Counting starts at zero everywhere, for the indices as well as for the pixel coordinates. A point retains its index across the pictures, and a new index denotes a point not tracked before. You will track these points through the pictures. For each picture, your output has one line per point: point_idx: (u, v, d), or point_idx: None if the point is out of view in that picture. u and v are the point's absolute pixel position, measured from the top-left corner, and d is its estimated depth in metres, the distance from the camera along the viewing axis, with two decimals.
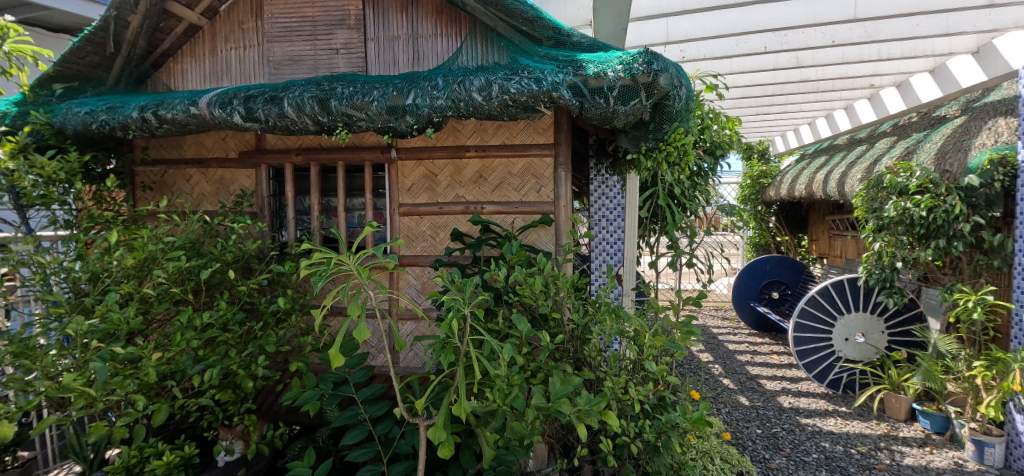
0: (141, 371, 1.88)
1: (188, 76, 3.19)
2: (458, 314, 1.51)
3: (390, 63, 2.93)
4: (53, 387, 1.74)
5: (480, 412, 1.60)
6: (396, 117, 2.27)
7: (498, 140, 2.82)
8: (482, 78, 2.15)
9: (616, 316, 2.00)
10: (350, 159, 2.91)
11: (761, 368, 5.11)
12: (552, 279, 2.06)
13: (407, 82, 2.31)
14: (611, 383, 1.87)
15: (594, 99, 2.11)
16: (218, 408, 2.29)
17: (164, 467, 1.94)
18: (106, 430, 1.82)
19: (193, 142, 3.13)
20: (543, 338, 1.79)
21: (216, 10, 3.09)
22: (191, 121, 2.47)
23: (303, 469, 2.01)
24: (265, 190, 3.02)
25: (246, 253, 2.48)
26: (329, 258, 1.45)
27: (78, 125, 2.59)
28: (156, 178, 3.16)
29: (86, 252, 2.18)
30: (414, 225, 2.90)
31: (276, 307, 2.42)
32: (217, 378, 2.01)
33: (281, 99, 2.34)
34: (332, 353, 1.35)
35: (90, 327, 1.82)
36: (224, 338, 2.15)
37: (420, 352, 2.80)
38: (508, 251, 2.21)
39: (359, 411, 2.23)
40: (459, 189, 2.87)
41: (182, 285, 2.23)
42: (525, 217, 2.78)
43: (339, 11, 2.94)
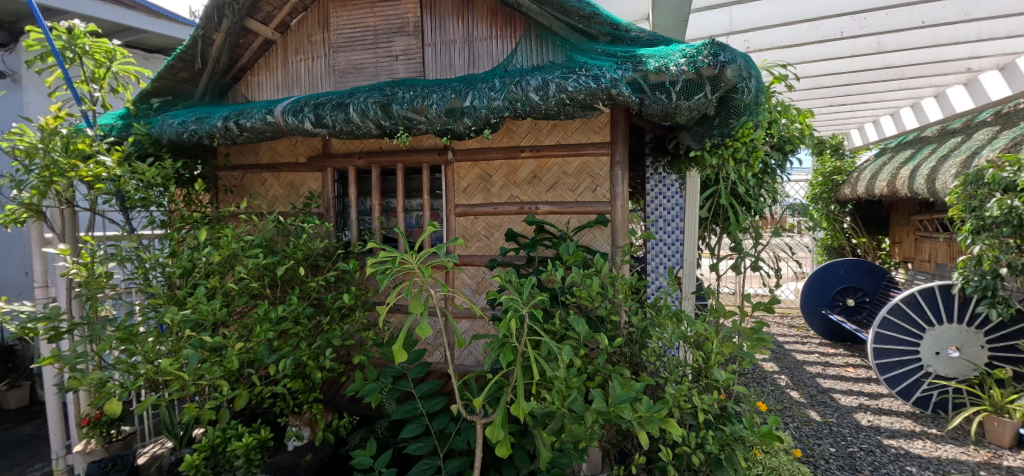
0: (225, 358, 2.04)
1: (263, 87, 3.43)
2: (516, 314, 1.52)
3: (447, 67, 2.99)
4: (152, 371, 1.93)
5: (538, 413, 1.60)
6: (455, 119, 2.32)
7: (553, 139, 2.80)
8: (539, 78, 2.14)
9: (678, 320, 1.94)
10: (408, 161, 3.01)
11: (834, 381, 4.73)
12: (610, 280, 2.02)
13: (465, 85, 2.35)
14: (672, 390, 1.80)
15: (655, 94, 2.03)
16: (289, 396, 2.44)
17: (243, 448, 2.10)
18: (196, 411, 1.99)
19: (268, 148, 3.36)
20: (601, 340, 1.76)
21: (288, 25, 3.31)
22: (267, 129, 2.66)
23: (365, 459, 2.09)
24: (330, 192, 3.18)
25: (314, 251, 2.64)
26: (393, 257, 1.50)
27: (171, 134, 2.85)
28: (236, 182, 3.44)
29: (179, 249, 2.40)
30: (469, 225, 2.95)
31: (342, 302, 2.54)
32: (290, 368, 2.14)
33: (346, 105, 2.46)
34: (396, 349, 1.39)
35: (183, 317, 2.00)
36: (296, 331, 2.30)
37: (476, 351, 2.85)
38: (565, 252, 2.20)
39: (416, 405, 2.30)
40: (514, 189, 2.88)
41: (259, 281, 2.40)
42: (580, 218, 2.75)
43: (399, 19, 3.05)
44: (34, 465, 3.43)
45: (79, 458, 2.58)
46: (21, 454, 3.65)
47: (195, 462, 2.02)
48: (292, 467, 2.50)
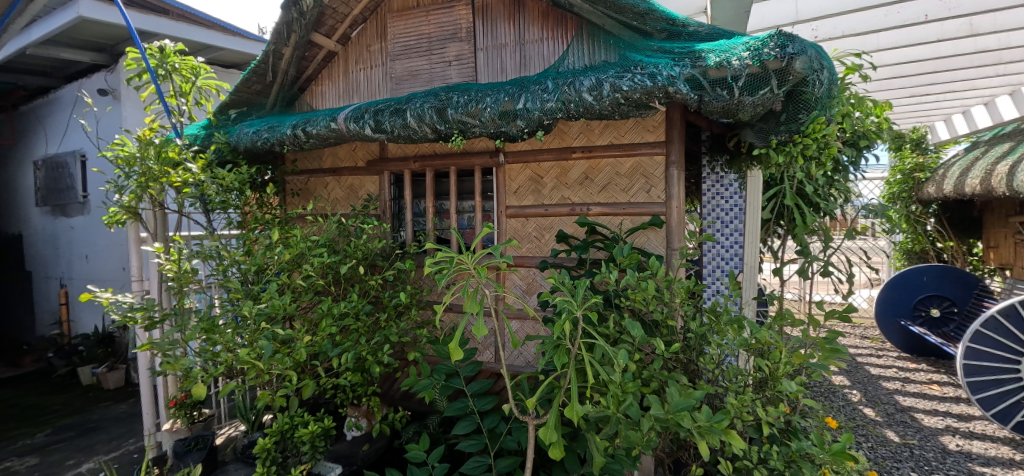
0: (295, 351, 2.17)
1: (326, 96, 3.63)
2: (571, 316, 1.51)
3: (499, 70, 3.03)
4: (232, 359, 2.10)
5: (593, 417, 1.57)
6: (508, 122, 2.34)
7: (605, 140, 2.76)
8: (592, 78, 2.12)
9: (740, 326, 1.84)
10: (461, 164, 3.07)
11: (915, 399, 4.33)
12: (666, 282, 1.96)
13: (518, 87, 2.37)
14: (733, 400, 1.71)
15: (715, 91, 1.96)
16: (349, 389, 2.55)
17: (309, 435, 2.23)
18: (269, 398, 2.13)
19: (330, 153, 3.54)
20: (657, 345, 1.71)
21: (349, 37, 3.49)
22: (331, 135, 2.80)
23: (419, 454, 2.15)
24: (387, 195, 3.30)
25: (373, 251, 2.76)
26: (451, 257, 1.54)
27: (247, 142, 3.08)
28: (302, 186, 3.65)
29: (252, 248, 2.58)
30: (520, 226, 2.97)
31: (399, 300, 2.64)
32: (351, 362, 2.25)
33: (404, 110, 2.55)
34: (452, 346, 1.43)
35: (258, 311, 2.15)
36: (356, 327, 2.40)
37: (526, 352, 2.86)
38: (618, 254, 2.16)
39: (468, 403, 2.34)
40: (565, 190, 2.87)
41: (323, 278, 2.54)
42: (633, 218, 2.70)
43: (453, 25, 3.13)
44: (129, 440, 3.81)
45: (168, 435, 2.85)
46: (118, 429, 4.06)
47: (267, 445, 2.17)
48: (351, 456, 2.63)
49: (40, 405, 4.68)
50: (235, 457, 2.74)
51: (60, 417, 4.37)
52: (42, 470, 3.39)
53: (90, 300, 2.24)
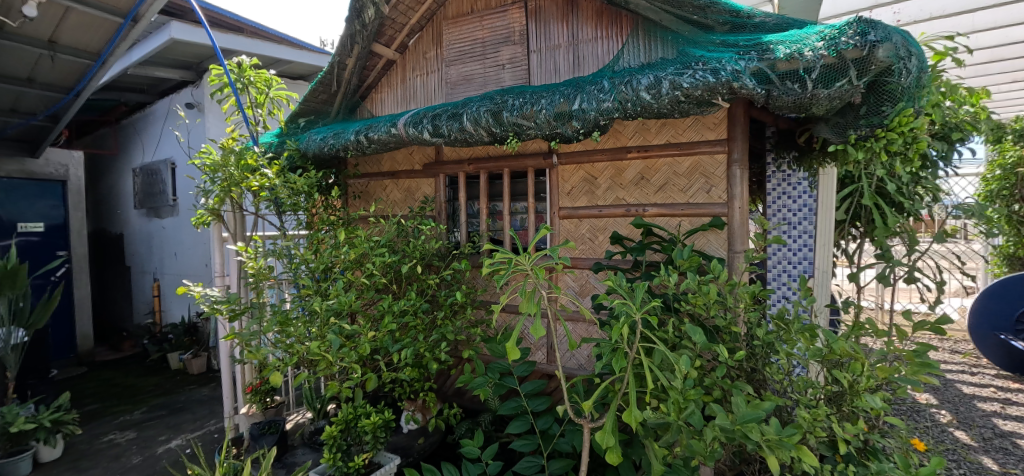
0: (359, 345, 2.28)
1: (385, 103, 3.78)
2: (628, 319, 1.50)
3: (552, 71, 3.02)
4: (303, 351, 2.25)
5: (652, 423, 1.54)
6: (563, 123, 2.33)
7: (662, 138, 2.68)
8: (650, 76, 2.06)
9: (812, 335, 1.72)
10: (515, 165, 3.09)
11: (1019, 423, 3.86)
12: (728, 287, 1.88)
13: (574, 88, 2.35)
14: (805, 413, 1.60)
15: (785, 84, 1.87)
16: (406, 384, 2.64)
17: (371, 426, 2.34)
18: (337, 389, 2.26)
19: (389, 157, 3.69)
20: (720, 352, 1.64)
21: (407, 45, 3.62)
22: (392, 140, 2.92)
23: (474, 450, 2.19)
24: (443, 197, 3.40)
25: (429, 252, 2.85)
26: (509, 258, 1.57)
27: (315, 149, 3.26)
28: (363, 188, 3.84)
29: (320, 246, 2.74)
30: (574, 228, 2.96)
31: (454, 300, 2.70)
32: (410, 358, 2.33)
33: (460, 115, 2.61)
34: (509, 346, 1.49)
35: (327, 306, 2.29)
36: (415, 324, 2.49)
37: (580, 355, 2.83)
38: (677, 257, 2.10)
39: (522, 403, 2.35)
40: (620, 191, 2.81)
41: (385, 277, 2.65)
42: (692, 219, 2.62)
43: (506, 29, 3.16)
44: (210, 421, 4.15)
45: (245, 418, 3.10)
46: (201, 410, 4.44)
47: (333, 433, 2.31)
48: (407, 448, 2.73)
49: (137, 385, 5.21)
50: (302, 442, 2.93)
51: (154, 396, 4.85)
52: (139, 443, 3.77)
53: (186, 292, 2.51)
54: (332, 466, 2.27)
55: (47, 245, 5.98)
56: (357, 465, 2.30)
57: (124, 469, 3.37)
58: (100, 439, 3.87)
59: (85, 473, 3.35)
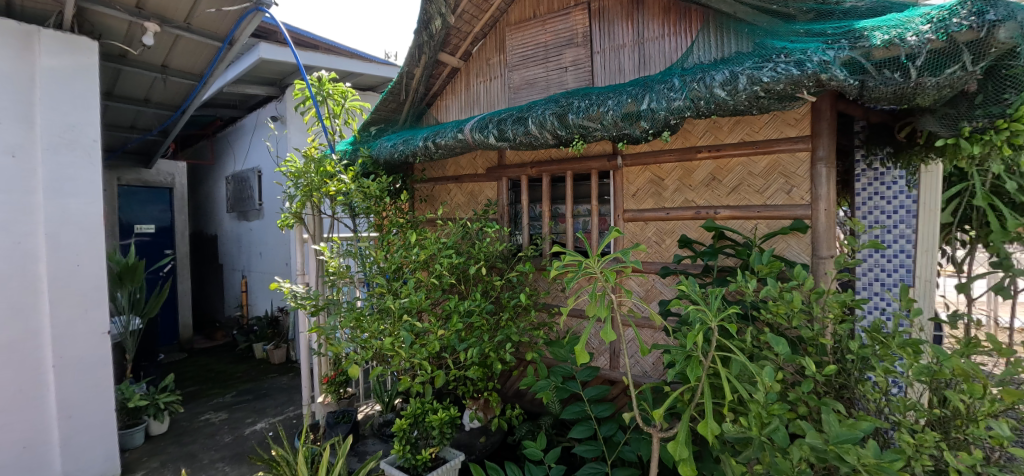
0: (428, 343, 2.36)
1: (449, 110, 3.89)
2: (703, 327, 1.44)
3: (616, 71, 2.97)
4: (377, 346, 2.37)
5: (731, 437, 1.46)
6: (631, 124, 2.28)
7: (736, 137, 2.54)
8: (725, 72, 1.96)
9: (917, 351, 1.54)
10: (578, 168, 3.06)
11: None
12: (814, 296, 1.73)
13: (642, 88, 2.29)
14: (908, 437, 1.44)
15: (882, 74, 1.71)
16: (469, 382, 2.68)
17: (438, 421, 2.40)
18: (409, 384, 2.36)
19: (453, 162, 3.79)
20: (807, 366, 1.52)
21: (470, 53, 3.70)
22: (458, 145, 2.99)
23: (537, 452, 2.19)
24: (505, 200, 3.44)
25: (493, 254, 2.89)
26: (579, 260, 1.59)
27: (386, 155, 3.42)
28: (428, 192, 3.97)
29: (390, 247, 2.87)
30: (639, 231, 2.88)
31: (518, 301, 2.72)
32: (476, 357, 2.37)
33: (526, 118, 2.62)
34: (578, 349, 1.53)
35: (400, 304, 2.40)
36: (481, 325, 2.53)
37: (644, 361, 2.75)
38: (754, 263, 1.97)
39: (586, 408, 2.33)
40: (689, 193, 2.70)
41: (452, 277, 2.73)
42: (770, 222, 2.45)
43: (570, 31, 3.14)
44: (289, 408, 4.46)
45: (321, 407, 3.31)
46: (281, 397, 4.78)
47: (403, 426, 2.42)
48: (470, 446, 2.79)
49: (228, 372, 5.72)
50: (372, 433, 3.08)
51: (243, 382, 5.30)
52: (230, 424, 4.13)
53: (277, 288, 2.75)
54: (402, 458, 2.37)
55: (157, 244, 6.71)
56: (424, 459, 2.37)
57: (217, 446, 3.71)
58: (197, 418, 4.29)
59: (187, 447, 3.71)
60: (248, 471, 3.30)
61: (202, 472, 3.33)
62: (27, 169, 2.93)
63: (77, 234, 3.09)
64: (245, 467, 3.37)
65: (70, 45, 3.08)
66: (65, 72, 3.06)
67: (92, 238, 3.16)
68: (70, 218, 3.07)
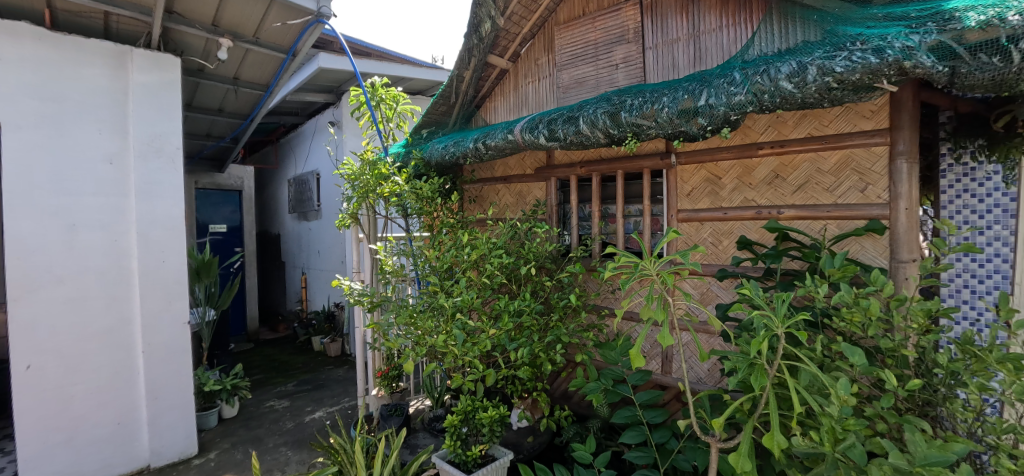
0: (478, 342, 2.38)
1: (498, 111, 3.92)
2: (769, 335, 1.36)
3: (670, 67, 2.87)
4: (430, 343, 2.44)
5: (800, 452, 1.37)
6: (687, 120, 2.19)
7: (801, 132, 2.39)
8: (792, 63, 1.85)
9: (1018, 367, 1.38)
10: (630, 167, 2.98)
11: None
12: (894, 303, 1.59)
13: (700, 83, 2.20)
14: (1009, 461, 1.29)
15: (978, 58, 1.55)
16: (518, 381, 2.69)
17: (488, 419, 2.42)
18: (461, 381, 2.39)
19: (502, 163, 3.81)
20: (887, 379, 1.40)
21: (519, 54, 3.70)
22: (508, 146, 3.00)
23: (586, 455, 2.16)
24: (554, 200, 3.42)
25: (543, 254, 2.87)
26: (634, 262, 1.56)
27: (437, 157, 3.49)
28: (478, 193, 4.02)
29: (441, 247, 2.93)
30: (695, 231, 2.76)
31: (567, 302, 2.69)
32: (526, 357, 2.37)
33: (577, 118, 2.58)
34: (633, 353, 1.52)
35: (453, 303, 2.45)
36: (530, 326, 2.53)
37: (700, 367, 2.64)
38: (825, 267, 1.84)
39: (637, 413, 2.27)
40: (749, 192, 2.56)
41: (502, 277, 2.74)
42: (841, 223, 2.29)
43: (620, 28, 3.08)
44: (345, 398, 4.66)
45: (375, 399, 3.44)
46: (338, 388, 4.99)
47: (454, 421, 2.45)
48: (517, 445, 2.80)
49: (289, 362, 6.05)
50: (423, 427, 3.15)
51: (303, 373, 5.59)
52: (292, 411, 4.37)
53: (339, 285, 2.89)
54: (453, 453, 2.41)
55: (228, 242, 7.22)
56: (474, 455, 2.40)
57: (281, 432, 3.93)
58: (263, 405, 4.57)
59: (254, 431, 3.96)
60: (309, 457, 3.47)
61: (268, 455, 3.54)
62: (121, 175, 3.24)
63: (163, 233, 3.37)
64: (306, 453, 3.54)
65: (156, 62, 3.37)
66: (153, 87, 3.36)
67: (176, 237, 3.44)
68: (156, 219, 3.35)
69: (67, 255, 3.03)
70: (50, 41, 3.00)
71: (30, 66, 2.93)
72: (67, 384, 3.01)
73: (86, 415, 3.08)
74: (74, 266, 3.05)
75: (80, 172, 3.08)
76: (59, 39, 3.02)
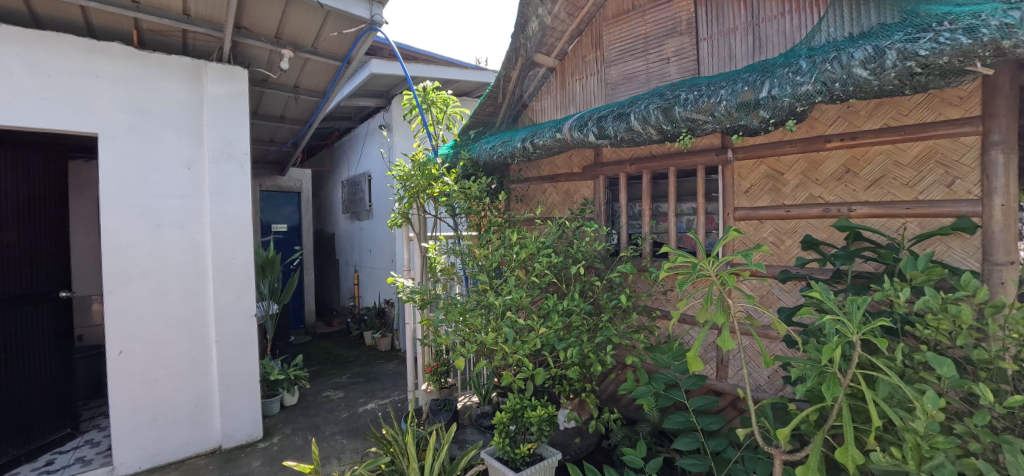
0: (528, 341, 2.38)
1: (544, 110, 3.88)
2: (842, 342, 1.27)
3: (726, 58, 2.74)
4: (480, 340, 2.47)
5: (877, 468, 1.27)
6: (747, 113, 2.08)
7: (876, 123, 2.21)
8: (867, 48, 1.72)
9: None
10: (683, 164, 2.87)
11: None
12: (988, 310, 1.44)
13: (761, 73, 2.08)
14: None
15: None
16: (566, 382, 2.65)
17: (536, 418, 2.40)
18: (511, 379, 2.40)
19: (549, 162, 3.78)
20: (981, 393, 1.27)
21: (566, 52, 3.66)
22: (556, 145, 2.98)
23: (637, 459, 2.11)
24: (602, 199, 3.35)
25: (592, 253, 2.83)
26: (692, 262, 1.51)
27: (485, 157, 3.52)
28: (524, 192, 4.01)
29: (489, 245, 2.96)
30: (754, 231, 2.62)
31: (617, 303, 2.62)
32: (575, 358, 2.34)
33: (627, 114, 2.51)
34: (690, 356, 1.49)
35: (503, 301, 2.47)
36: (579, 326, 2.49)
37: (759, 373, 2.52)
38: (906, 269, 1.70)
39: (691, 419, 2.19)
40: (815, 188, 2.40)
41: (550, 277, 2.72)
42: (923, 221, 2.10)
43: (672, 20, 2.97)
44: (395, 392, 4.79)
45: (424, 394, 3.52)
46: (388, 381, 5.15)
47: (502, 418, 2.46)
48: (565, 446, 2.78)
49: (344, 356, 6.30)
50: (471, 423, 3.20)
51: (356, 366, 5.81)
52: (346, 402, 4.55)
53: (393, 283, 2.98)
54: (501, 450, 2.42)
55: (289, 241, 7.63)
56: (523, 453, 2.41)
57: (337, 421, 4.11)
58: (320, 394, 4.80)
59: (312, 419, 4.17)
60: (362, 446, 3.60)
61: (325, 443, 3.71)
62: (197, 179, 3.49)
63: (233, 233, 3.61)
64: (360, 442, 3.68)
65: (227, 74, 3.62)
66: (225, 97, 3.61)
67: (244, 236, 3.67)
68: (227, 219, 3.59)
69: (152, 253, 3.31)
70: (138, 58, 3.29)
71: (121, 81, 3.22)
72: (152, 370, 3.29)
73: (168, 399, 3.36)
74: (158, 262, 3.32)
75: (163, 177, 3.36)
76: (146, 56, 3.31)
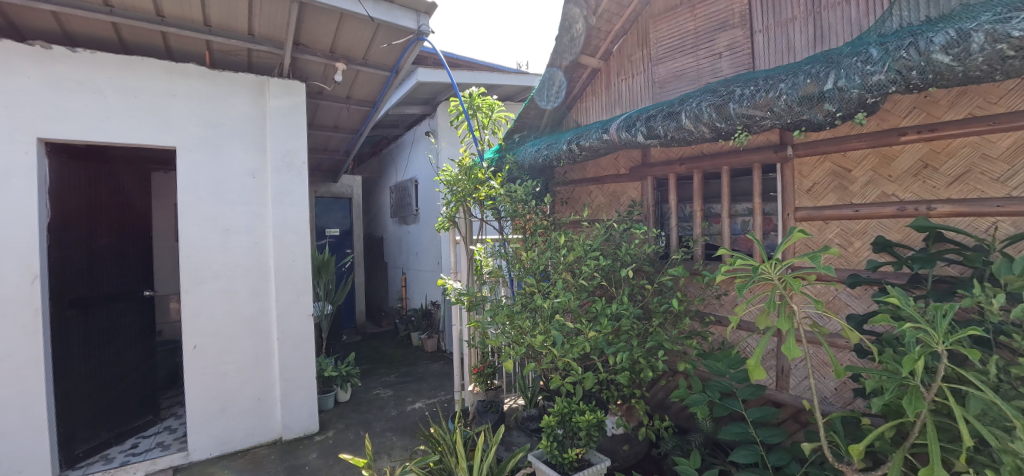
0: (578, 345, 2.36)
1: (589, 112, 3.83)
2: (925, 352, 1.18)
3: (785, 50, 2.61)
4: (528, 342, 2.46)
5: None
6: (810, 107, 1.96)
7: (958, 112, 2.04)
8: (950, 31, 1.59)
9: None
10: (737, 162, 2.74)
11: None
12: None
13: (825, 64, 1.96)
14: None
15: None
16: (614, 387, 2.59)
17: (585, 423, 2.36)
18: (559, 382, 2.39)
19: (595, 164, 3.73)
20: None
21: (611, 52, 3.59)
22: (603, 146, 2.92)
23: (690, 469, 2.03)
24: (650, 200, 3.26)
25: (641, 256, 2.76)
26: (752, 265, 1.46)
27: (530, 161, 3.51)
28: (570, 195, 3.97)
29: (535, 248, 2.95)
30: (817, 232, 2.46)
31: (668, 307, 2.53)
32: (625, 362, 2.29)
33: (678, 113, 2.43)
34: (752, 364, 1.48)
35: (552, 304, 2.46)
36: (629, 331, 2.43)
37: (825, 384, 2.36)
38: (1000, 272, 1.55)
39: (749, 430, 2.08)
40: (887, 185, 2.23)
41: (598, 280, 2.68)
42: (1017, 220, 1.91)
43: (724, 13, 2.86)
44: (442, 392, 4.86)
45: (470, 395, 3.55)
46: (434, 382, 5.24)
47: (550, 422, 2.43)
48: (613, 452, 2.72)
49: (392, 355, 6.48)
50: (517, 426, 3.19)
51: (404, 366, 5.95)
52: (395, 400, 4.69)
53: (442, 284, 3.03)
54: (549, 453, 2.39)
55: (342, 245, 7.96)
56: (571, 458, 2.38)
57: (386, 418, 4.23)
58: (371, 392, 4.95)
59: (364, 416, 4.31)
60: (411, 444, 3.69)
61: (376, 439, 3.83)
62: (261, 187, 3.71)
63: (293, 237, 3.80)
64: (408, 439, 3.77)
65: (288, 88, 3.83)
66: (286, 109, 3.81)
67: (303, 240, 3.86)
68: (288, 224, 3.78)
69: (222, 256, 3.54)
70: (211, 77, 3.55)
71: (195, 98, 3.49)
72: (222, 365, 3.53)
73: (235, 393, 3.58)
74: (227, 264, 3.56)
75: (231, 185, 3.59)
76: (217, 75, 3.56)
